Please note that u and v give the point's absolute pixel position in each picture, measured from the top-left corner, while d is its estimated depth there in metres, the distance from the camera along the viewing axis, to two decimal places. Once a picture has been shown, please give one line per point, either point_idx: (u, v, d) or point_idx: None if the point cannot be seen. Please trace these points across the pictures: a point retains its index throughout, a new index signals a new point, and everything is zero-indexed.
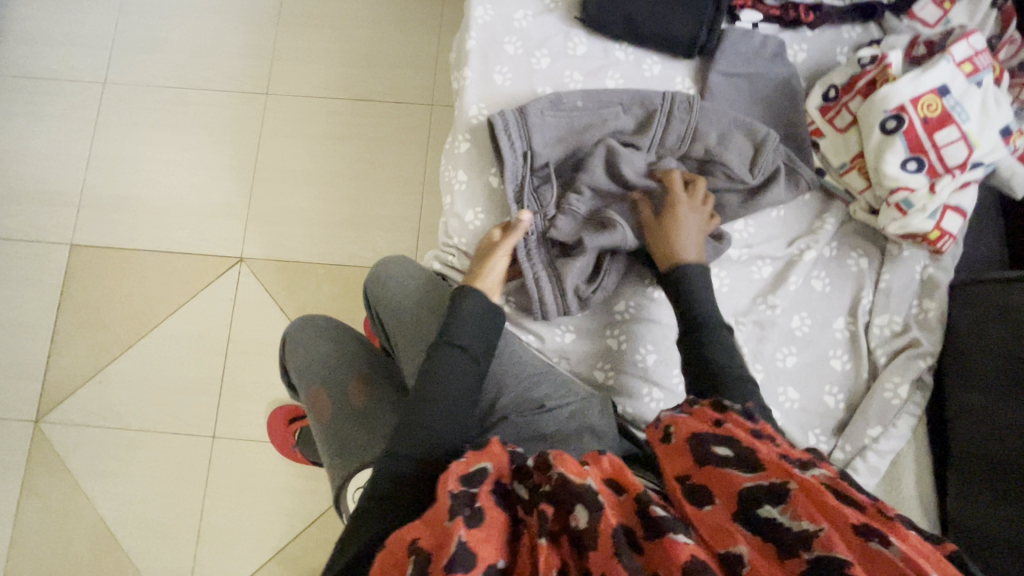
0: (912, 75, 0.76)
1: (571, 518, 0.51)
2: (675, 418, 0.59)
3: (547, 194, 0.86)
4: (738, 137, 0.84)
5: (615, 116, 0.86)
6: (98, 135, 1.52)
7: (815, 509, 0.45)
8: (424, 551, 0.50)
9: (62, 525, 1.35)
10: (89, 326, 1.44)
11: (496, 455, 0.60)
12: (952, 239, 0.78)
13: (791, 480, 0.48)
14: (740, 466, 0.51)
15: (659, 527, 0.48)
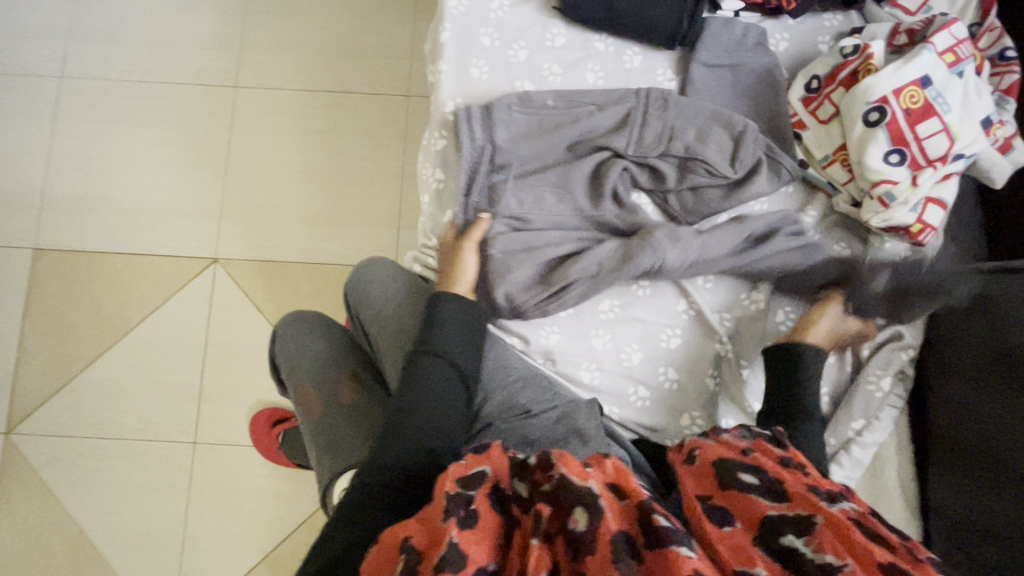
0: (894, 66, 0.76)
1: (570, 519, 0.50)
2: (700, 443, 0.60)
3: (504, 188, 0.83)
4: (717, 132, 0.84)
5: (587, 116, 0.84)
6: (57, 132, 1.45)
7: (840, 545, 0.45)
8: (414, 551, 0.48)
9: (41, 538, 1.32)
10: (58, 332, 1.39)
11: (495, 457, 0.57)
12: (933, 232, 0.78)
13: (818, 514, 0.48)
14: (766, 495, 0.51)
15: (663, 538, 0.47)
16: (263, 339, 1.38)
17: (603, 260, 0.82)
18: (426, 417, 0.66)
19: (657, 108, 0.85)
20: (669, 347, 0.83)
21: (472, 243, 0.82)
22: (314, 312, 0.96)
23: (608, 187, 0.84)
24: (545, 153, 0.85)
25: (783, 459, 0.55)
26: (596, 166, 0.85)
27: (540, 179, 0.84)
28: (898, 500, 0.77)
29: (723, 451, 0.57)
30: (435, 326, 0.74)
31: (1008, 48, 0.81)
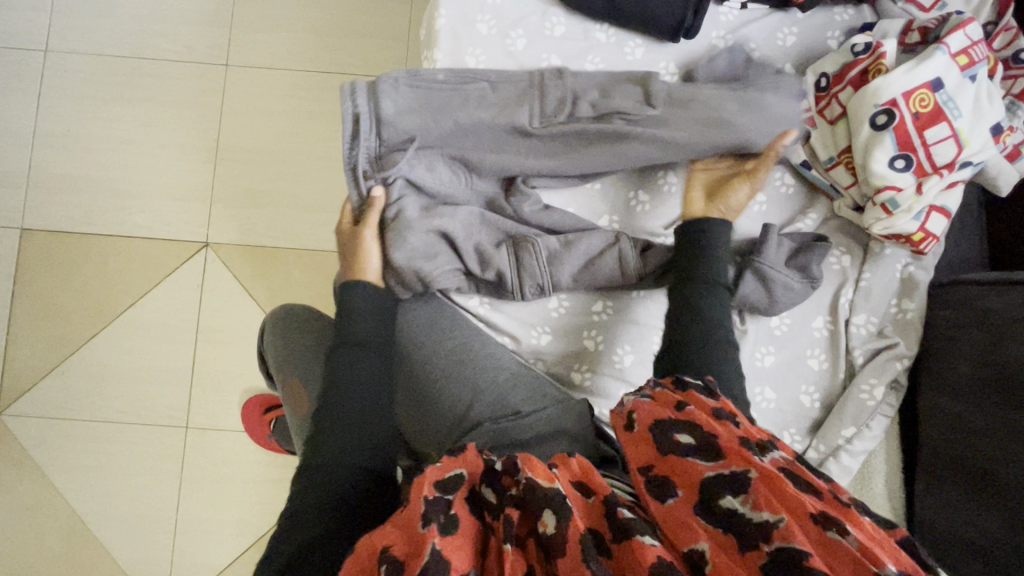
0: (906, 67, 0.73)
1: (540, 522, 0.48)
2: (638, 404, 0.56)
3: (386, 159, 0.80)
4: (625, 86, 0.82)
5: (484, 87, 0.81)
6: (43, 109, 1.41)
7: (775, 500, 0.44)
8: (396, 560, 0.47)
9: (35, 518, 1.33)
10: (48, 315, 1.37)
11: (471, 461, 0.56)
12: (935, 241, 0.77)
13: (752, 472, 0.46)
14: (702, 456, 0.49)
15: (627, 530, 0.46)
16: (253, 325, 1.37)
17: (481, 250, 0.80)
18: (351, 406, 0.68)
19: (554, 77, 0.82)
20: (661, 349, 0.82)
21: (370, 229, 0.80)
22: (306, 307, 0.95)
23: (498, 160, 0.81)
24: (443, 122, 0.79)
25: (716, 410, 0.53)
26: (494, 136, 0.81)
27: (450, 152, 0.81)
28: (883, 507, 0.77)
29: (659, 412, 0.54)
30: (356, 319, 0.76)
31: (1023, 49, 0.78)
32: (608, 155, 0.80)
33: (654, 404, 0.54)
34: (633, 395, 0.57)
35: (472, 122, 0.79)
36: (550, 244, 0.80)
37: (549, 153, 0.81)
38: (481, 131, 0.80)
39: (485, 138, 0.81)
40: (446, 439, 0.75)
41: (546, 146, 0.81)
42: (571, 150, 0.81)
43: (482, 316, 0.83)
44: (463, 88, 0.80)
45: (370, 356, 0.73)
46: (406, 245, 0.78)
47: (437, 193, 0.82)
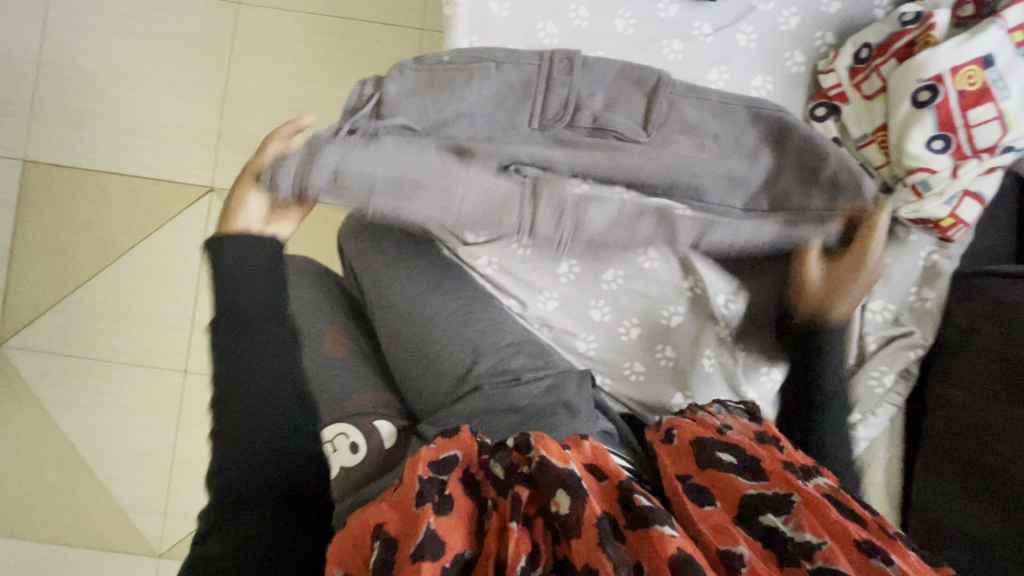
0: (956, 41, 0.68)
1: (552, 502, 0.48)
2: (678, 422, 0.60)
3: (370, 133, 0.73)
4: (631, 94, 0.77)
5: (491, 76, 0.75)
6: (47, 37, 1.36)
7: (817, 524, 0.46)
8: (390, 540, 0.47)
9: (34, 450, 1.34)
10: (51, 251, 1.36)
11: (465, 442, 0.54)
12: (964, 228, 0.73)
13: (795, 495, 0.49)
14: (745, 474, 0.51)
15: (646, 517, 0.46)
16: None
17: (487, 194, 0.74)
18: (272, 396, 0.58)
19: (565, 64, 0.76)
20: (668, 324, 0.81)
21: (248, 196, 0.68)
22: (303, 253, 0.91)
23: (499, 161, 0.74)
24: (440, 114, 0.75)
25: (760, 436, 0.57)
26: (494, 129, 0.76)
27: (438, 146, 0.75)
28: (879, 498, 0.76)
29: (700, 431, 0.57)
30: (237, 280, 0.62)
31: None
32: (605, 166, 0.76)
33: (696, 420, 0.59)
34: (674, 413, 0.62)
35: (468, 114, 0.75)
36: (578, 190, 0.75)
37: (546, 158, 0.75)
38: (480, 124, 0.76)
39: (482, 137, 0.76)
40: (444, 397, 0.73)
41: (543, 154, 0.75)
42: (569, 163, 0.76)
43: (491, 278, 0.81)
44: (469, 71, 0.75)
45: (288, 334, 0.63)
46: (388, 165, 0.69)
47: (419, 153, 0.70)
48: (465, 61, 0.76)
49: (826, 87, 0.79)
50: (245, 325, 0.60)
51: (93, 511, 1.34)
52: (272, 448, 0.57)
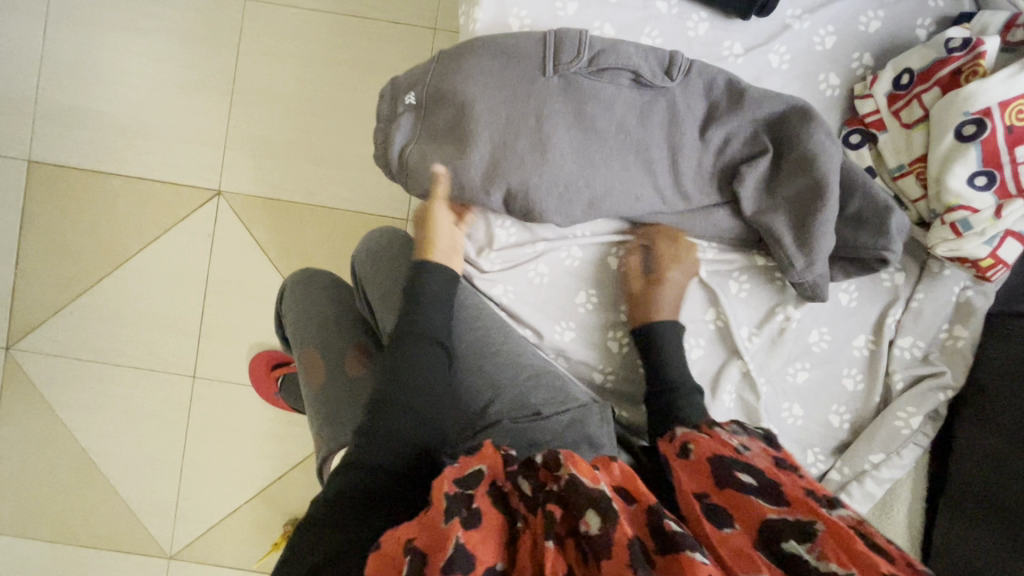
0: (1007, 72, 0.64)
1: (581, 521, 0.46)
2: (695, 436, 0.57)
3: (397, 134, 0.74)
4: (648, 113, 0.72)
5: (504, 76, 0.71)
6: (49, 33, 1.32)
7: (844, 553, 0.42)
8: (419, 552, 0.45)
9: (45, 451, 1.35)
10: (58, 253, 1.34)
11: (489, 457, 0.54)
12: (1003, 269, 0.70)
13: (819, 521, 0.44)
14: (765, 497, 0.48)
15: (677, 542, 0.44)
16: (265, 282, 1.34)
17: (500, 148, 0.71)
18: (420, 388, 0.62)
19: (581, 63, 0.71)
20: (689, 357, 0.78)
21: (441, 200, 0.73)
22: (328, 274, 0.90)
23: (509, 173, 0.71)
24: (457, 105, 0.71)
25: (779, 460, 0.53)
26: (503, 133, 0.71)
27: (444, 145, 0.72)
28: (900, 537, 0.75)
29: (719, 448, 0.54)
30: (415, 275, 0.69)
31: None
32: (608, 174, 0.72)
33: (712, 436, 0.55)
34: (689, 427, 0.58)
35: (479, 121, 0.71)
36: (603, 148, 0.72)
37: (550, 160, 0.71)
38: (486, 132, 0.71)
39: (488, 142, 0.71)
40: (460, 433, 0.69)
41: (546, 153, 0.70)
42: (572, 170, 0.71)
43: (506, 306, 0.79)
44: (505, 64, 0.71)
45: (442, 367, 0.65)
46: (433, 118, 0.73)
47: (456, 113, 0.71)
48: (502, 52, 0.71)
49: (863, 113, 0.75)
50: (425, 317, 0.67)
51: (104, 513, 1.35)
52: (396, 452, 0.59)
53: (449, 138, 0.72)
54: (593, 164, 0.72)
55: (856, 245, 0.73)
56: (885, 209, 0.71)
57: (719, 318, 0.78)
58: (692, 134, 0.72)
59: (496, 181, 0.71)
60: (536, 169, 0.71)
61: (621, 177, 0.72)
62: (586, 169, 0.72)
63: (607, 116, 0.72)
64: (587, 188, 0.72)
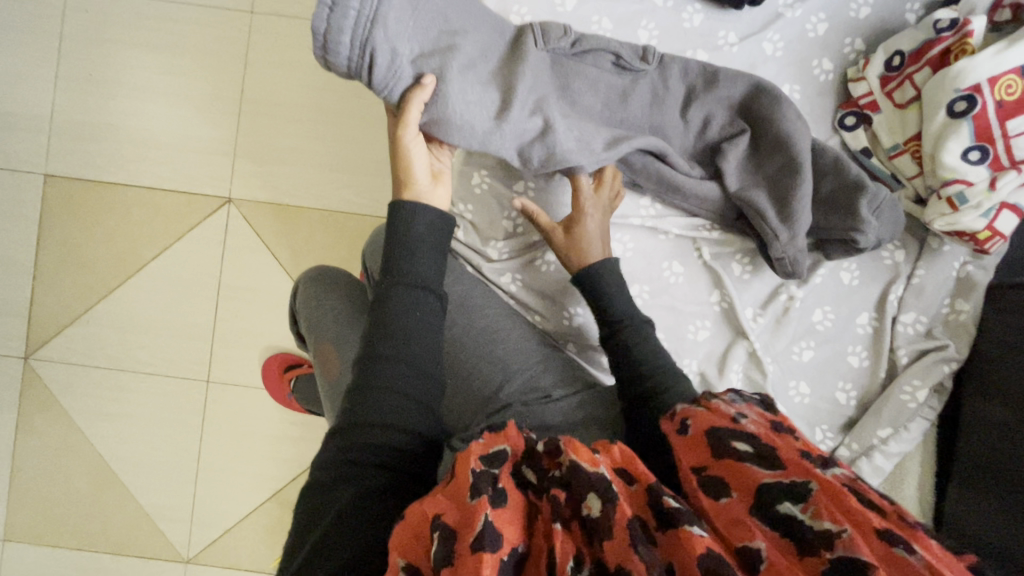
0: (994, 50, 0.67)
1: (584, 505, 0.48)
2: (690, 410, 0.57)
3: (385, 15, 0.61)
4: (638, 87, 0.75)
5: (495, 41, 0.70)
6: (63, 51, 1.37)
7: (837, 510, 0.44)
8: (447, 531, 0.46)
9: (64, 458, 1.37)
10: (73, 263, 1.37)
11: (512, 437, 0.55)
12: (1001, 240, 0.71)
13: (812, 482, 0.46)
14: (761, 463, 0.49)
15: (675, 518, 0.46)
16: (276, 286, 1.37)
17: (517, 99, 0.69)
18: (405, 368, 0.62)
19: (566, 43, 0.72)
20: (695, 339, 0.80)
21: (412, 126, 0.66)
22: (342, 272, 0.92)
23: (512, 134, 0.70)
24: (446, 41, 0.66)
25: (772, 424, 0.54)
26: (511, 81, 0.69)
27: (449, 85, 0.66)
28: (911, 512, 0.75)
29: (714, 420, 0.55)
30: (401, 252, 0.66)
31: None
32: (600, 139, 0.73)
33: (706, 408, 0.56)
34: (685, 401, 0.59)
35: (478, 75, 0.68)
36: (599, 119, 0.75)
37: (552, 121, 0.70)
38: (489, 87, 0.69)
39: (492, 96, 0.69)
40: (474, 416, 0.71)
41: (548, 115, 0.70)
42: (572, 131, 0.71)
43: (514, 295, 0.81)
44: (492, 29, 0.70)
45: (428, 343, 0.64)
46: (432, 54, 0.66)
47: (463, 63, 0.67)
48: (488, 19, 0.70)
49: (857, 95, 0.77)
50: (408, 299, 0.65)
51: (121, 519, 1.36)
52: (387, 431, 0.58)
53: (455, 81, 0.66)
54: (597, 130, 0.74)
55: (829, 227, 0.75)
56: (858, 186, 0.72)
57: (724, 300, 0.80)
58: (674, 115, 0.76)
59: (513, 121, 0.69)
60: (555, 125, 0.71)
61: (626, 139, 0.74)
62: (592, 133, 0.73)
63: (599, 89, 0.74)
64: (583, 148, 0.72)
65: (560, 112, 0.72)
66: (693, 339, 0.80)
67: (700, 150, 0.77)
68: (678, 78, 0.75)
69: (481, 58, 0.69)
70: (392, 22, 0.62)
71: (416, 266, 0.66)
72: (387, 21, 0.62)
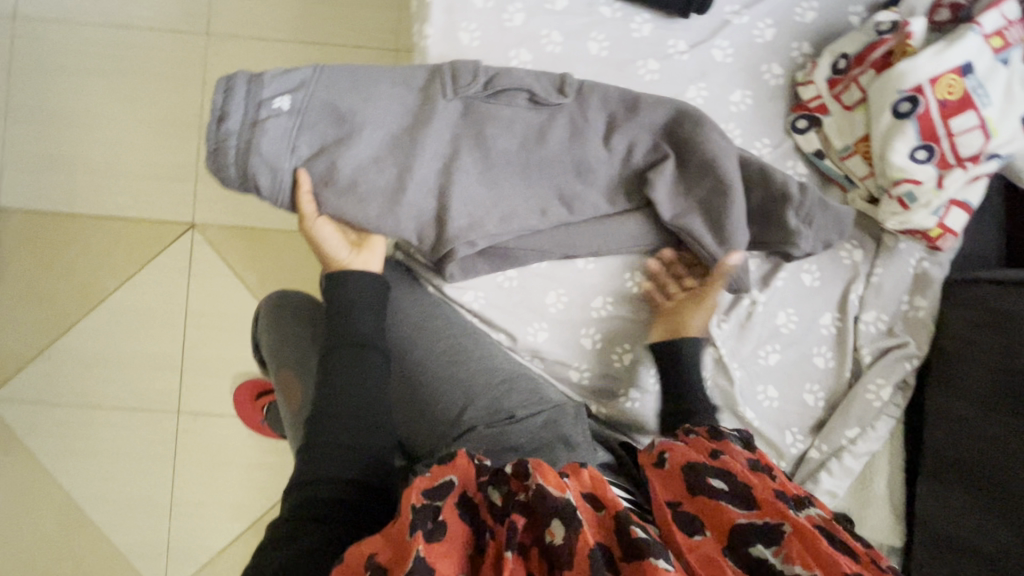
0: (935, 49, 0.67)
1: (547, 532, 0.47)
2: (671, 445, 0.59)
3: (260, 143, 0.65)
4: (557, 125, 0.73)
5: (388, 104, 0.69)
6: (13, 81, 1.33)
7: (809, 555, 0.44)
8: (381, 568, 0.47)
9: (30, 500, 1.32)
10: (32, 298, 1.33)
11: (462, 467, 0.54)
12: (952, 237, 0.73)
13: (786, 524, 0.46)
14: (735, 502, 0.50)
15: (642, 548, 0.45)
16: (245, 311, 1.34)
17: (409, 167, 0.69)
18: (361, 399, 0.63)
19: (477, 88, 0.71)
20: None
21: (312, 215, 0.68)
22: (303, 295, 0.90)
23: (409, 217, 0.70)
24: (335, 138, 0.68)
25: (750, 462, 0.55)
26: (403, 150, 0.69)
27: (335, 183, 0.68)
28: (882, 509, 0.76)
29: (693, 455, 0.56)
30: (349, 290, 0.68)
31: None
32: (506, 195, 0.73)
33: (687, 445, 0.57)
34: (666, 436, 0.60)
35: (370, 161, 0.69)
36: (508, 168, 0.73)
37: (452, 188, 0.70)
38: (388, 155, 0.69)
39: (386, 164, 0.69)
40: (438, 440, 0.70)
41: (446, 190, 0.71)
42: (472, 205, 0.72)
43: (478, 313, 0.79)
44: (380, 93, 0.69)
45: (382, 372, 0.66)
46: (318, 142, 0.67)
47: (353, 138, 0.68)
48: (375, 86, 0.70)
49: (806, 98, 0.78)
50: (360, 340, 0.66)
51: (93, 560, 1.31)
52: (342, 461, 0.59)
53: (342, 164, 0.67)
54: (506, 182, 0.73)
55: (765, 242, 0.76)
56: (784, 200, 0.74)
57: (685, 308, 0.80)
58: (597, 145, 0.73)
59: (406, 186, 0.69)
60: (451, 183, 0.70)
61: (533, 188, 0.73)
62: (497, 192, 0.72)
63: (509, 131, 0.72)
64: (478, 226, 0.72)
65: (462, 165, 0.71)
66: None
67: (625, 182, 0.75)
68: (590, 111, 0.73)
69: (370, 126, 0.68)
70: (270, 136, 0.65)
71: (366, 306, 0.68)
72: (262, 138, 0.65)
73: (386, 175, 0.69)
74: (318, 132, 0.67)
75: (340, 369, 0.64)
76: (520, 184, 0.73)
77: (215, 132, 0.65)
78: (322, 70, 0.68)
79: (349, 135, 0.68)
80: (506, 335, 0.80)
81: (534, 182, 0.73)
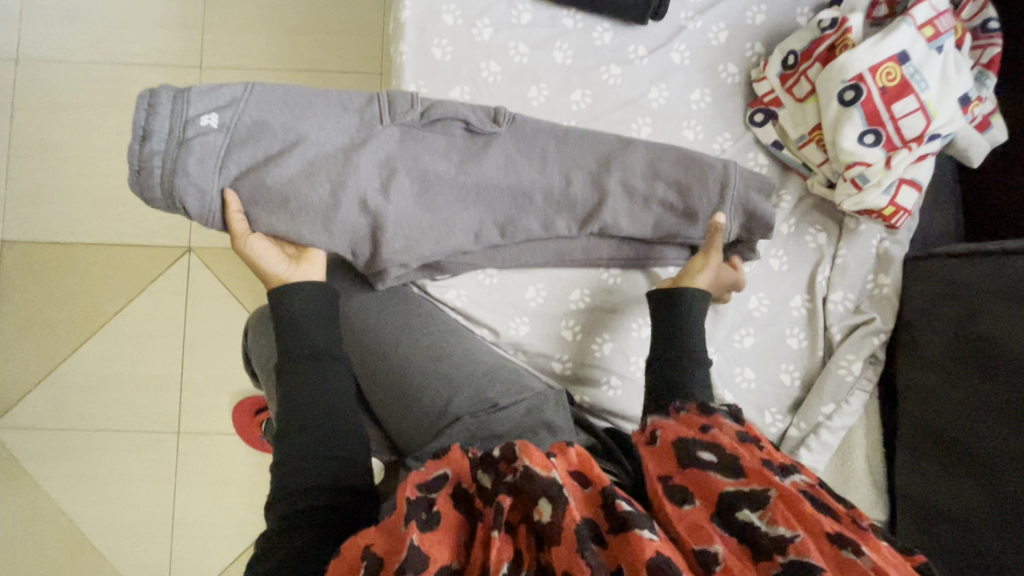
0: (871, 42, 0.73)
1: (536, 511, 0.49)
2: (662, 423, 0.58)
3: (186, 164, 0.68)
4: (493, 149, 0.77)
5: (326, 123, 0.73)
6: (16, 120, 1.39)
7: (792, 516, 0.46)
8: (375, 558, 0.49)
9: (33, 528, 1.33)
10: (34, 327, 1.37)
11: (455, 460, 0.55)
12: (906, 215, 0.77)
13: (772, 490, 0.47)
14: (725, 472, 0.50)
15: (627, 520, 0.48)
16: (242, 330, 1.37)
17: (357, 189, 0.73)
18: (321, 403, 0.65)
19: (414, 115, 0.75)
20: (639, 335, 0.83)
21: (244, 233, 0.71)
22: None
23: (342, 232, 0.74)
24: (264, 157, 0.71)
25: (740, 433, 0.54)
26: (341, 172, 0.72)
27: (268, 200, 0.71)
28: (864, 483, 0.78)
29: (683, 431, 0.55)
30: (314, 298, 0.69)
31: (990, 18, 0.77)
32: (450, 214, 0.77)
33: (677, 423, 0.56)
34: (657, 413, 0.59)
35: (302, 176, 0.71)
36: (450, 188, 0.77)
37: (390, 202, 0.75)
38: (359, 169, 0.73)
39: (322, 181, 0.72)
40: (426, 432, 0.72)
41: (380, 212, 0.74)
42: (405, 227, 0.76)
43: (461, 309, 0.83)
44: (319, 119, 0.73)
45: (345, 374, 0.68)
46: (249, 162, 0.70)
47: (288, 157, 0.71)
48: (315, 114, 0.73)
49: (761, 94, 0.83)
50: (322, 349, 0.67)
51: None
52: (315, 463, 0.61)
53: (270, 181, 0.70)
54: (450, 204, 0.77)
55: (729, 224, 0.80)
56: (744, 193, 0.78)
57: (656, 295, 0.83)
58: (528, 169, 0.78)
59: (345, 201, 0.73)
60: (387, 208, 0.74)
61: (476, 206, 0.78)
62: (441, 214, 0.77)
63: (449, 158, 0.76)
64: (412, 248, 0.76)
65: (402, 192, 0.75)
66: (634, 336, 0.83)
67: (563, 205, 0.79)
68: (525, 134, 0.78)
69: (307, 147, 0.72)
70: (197, 158, 0.68)
71: (325, 313, 0.70)
72: (190, 160, 0.68)
73: (324, 195, 0.72)
74: (251, 154, 0.70)
75: (304, 376, 0.65)
76: (465, 206, 0.77)
77: (138, 151, 0.67)
78: (252, 90, 0.71)
79: (281, 153, 0.71)
80: (488, 328, 0.83)
81: (478, 199, 0.77)
